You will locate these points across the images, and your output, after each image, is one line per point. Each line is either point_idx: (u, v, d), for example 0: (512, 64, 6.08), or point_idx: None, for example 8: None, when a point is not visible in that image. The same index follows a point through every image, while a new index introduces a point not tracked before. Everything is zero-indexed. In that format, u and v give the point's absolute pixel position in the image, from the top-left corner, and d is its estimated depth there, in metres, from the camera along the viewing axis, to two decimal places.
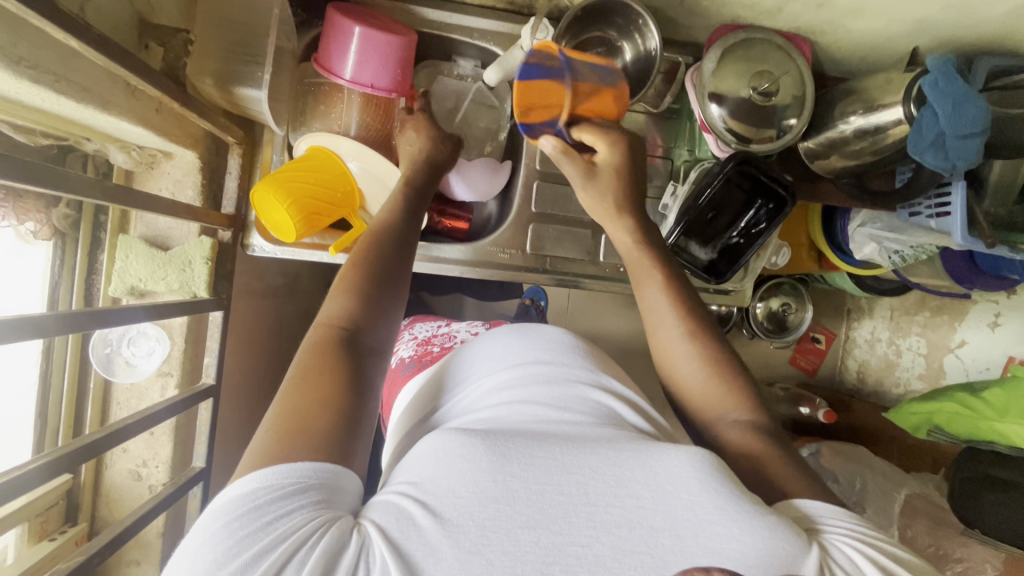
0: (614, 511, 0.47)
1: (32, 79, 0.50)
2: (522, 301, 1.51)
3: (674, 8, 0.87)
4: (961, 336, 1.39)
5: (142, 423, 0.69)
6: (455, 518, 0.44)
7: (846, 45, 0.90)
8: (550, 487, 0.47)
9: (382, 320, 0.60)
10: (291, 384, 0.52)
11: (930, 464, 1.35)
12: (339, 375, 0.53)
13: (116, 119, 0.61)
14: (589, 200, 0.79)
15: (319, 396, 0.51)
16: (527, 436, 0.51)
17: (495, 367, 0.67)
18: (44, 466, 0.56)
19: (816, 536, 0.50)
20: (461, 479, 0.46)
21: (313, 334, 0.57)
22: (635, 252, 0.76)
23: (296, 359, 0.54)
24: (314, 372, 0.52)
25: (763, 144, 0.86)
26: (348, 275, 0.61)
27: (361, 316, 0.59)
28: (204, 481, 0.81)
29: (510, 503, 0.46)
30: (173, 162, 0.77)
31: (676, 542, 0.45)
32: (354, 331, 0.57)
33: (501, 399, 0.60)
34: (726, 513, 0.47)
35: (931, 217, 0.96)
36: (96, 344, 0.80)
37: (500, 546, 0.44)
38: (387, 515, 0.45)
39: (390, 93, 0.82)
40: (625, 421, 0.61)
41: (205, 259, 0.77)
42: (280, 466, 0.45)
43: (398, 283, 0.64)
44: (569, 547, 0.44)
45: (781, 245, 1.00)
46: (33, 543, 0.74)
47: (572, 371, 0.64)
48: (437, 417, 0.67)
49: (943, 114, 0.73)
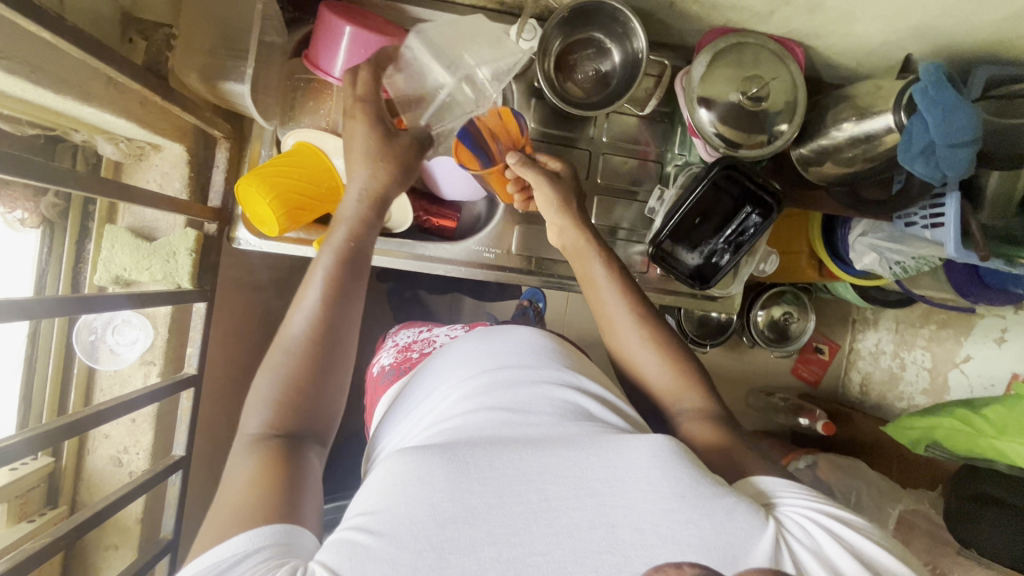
0: (575, 514, 0.49)
1: (7, 69, 0.51)
2: (520, 303, 1.49)
3: (665, 12, 0.86)
4: (967, 352, 1.36)
5: (122, 407, 0.70)
6: (412, 542, 0.46)
7: (841, 51, 0.89)
8: (510, 498, 0.49)
9: (319, 411, 0.61)
10: (217, 505, 0.52)
11: (929, 482, 1.32)
12: (265, 475, 0.53)
13: (97, 110, 0.62)
14: (542, 194, 0.81)
15: (267, 488, 0.52)
16: (487, 446, 0.52)
17: (460, 373, 0.67)
18: (25, 442, 0.57)
19: (770, 513, 0.54)
20: (419, 501, 0.48)
21: (238, 451, 0.57)
22: (582, 251, 0.80)
23: (225, 477, 0.54)
24: (259, 475, 0.53)
25: (753, 150, 0.85)
26: (267, 378, 0.61)
27: (295, 409, 0.60)
28: (184, 470, 0.82)
29: (470, 521, 0.48)
30: (161, 155, 0.78)
31: (637, 536, 0.48)
32: (282, 433, 0.58)
33: (466, 405, 0.61)
34: (687, 500, 0.50)
35: (925, 228, 0.94)
36: (81, 331, 0.81)
37: (461, 566, 0.45)
38: (338, 555, 0.45)
39: (330, 75, 0.82)
40: (594, 416, 0.62)
41: (190, 250, 0.78)
42: (223, 545, 0.46)
43: (331, 359, 0.63)
44: (531, 556, 0.47)
45: (770, 252, 0.99)
46: (12, 524, 0.76)
47: (540, 372, 0.65)
48: (415, 413, 0.69)
49: (932, 122, 0.72)
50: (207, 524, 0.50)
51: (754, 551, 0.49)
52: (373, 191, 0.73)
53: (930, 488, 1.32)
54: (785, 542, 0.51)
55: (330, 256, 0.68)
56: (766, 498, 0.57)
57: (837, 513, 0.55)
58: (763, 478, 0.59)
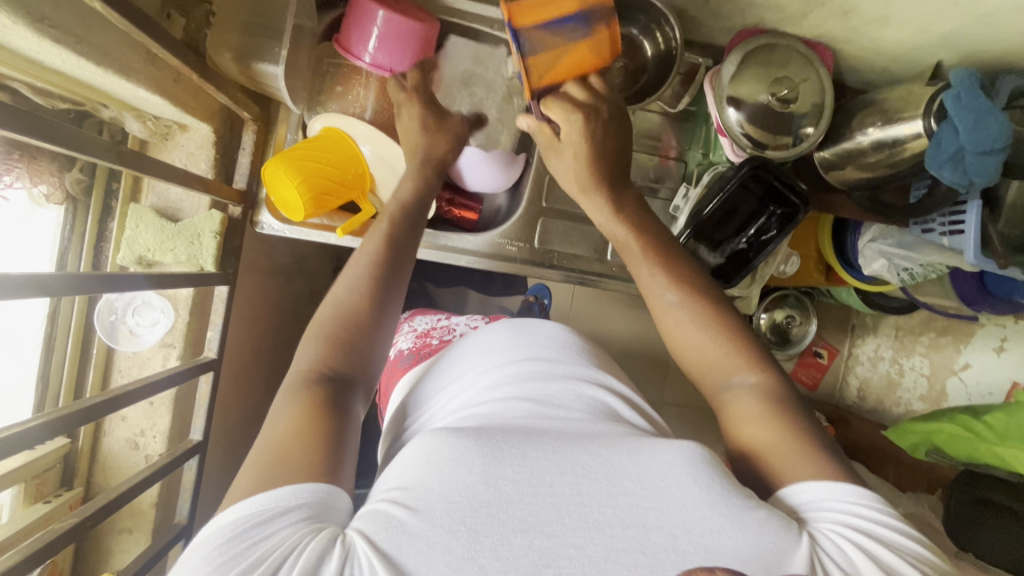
0: (607, 510, 0.48)
1: (55, 39, 0.51)
2: (527, 297, 1.48)
3: (697, 9, 0.86)
4: (965, 359, 1.37)
5: (144, 390, 0.68)
6: (445, 522, 0.45)
7: (868, 55, 0.89)
8: (543, 488, 0.49)
9: (367, 360, 0.62)
10: (259, 448, 0.51)
11: (926, 485, 1.35)
12: (308, 421, 0.53)
13: (135, 86, 0.62)
14: (562, 172, 0.78)
15: (309, 440, 0.51)
16: (521, 434, 0.52)
17: (489, 363, 0.67)
18: (50, 422, 0.56)
19: (808, 533, 0.51)
20: (453, 483, 0.47)
21: (289, 383, 0.57)
22: (616, 226, 0.75)
23: (274, 409, 0.55)
24: (311, 413, 0.54)
25: (779, 151, 0.85)
26: (326, 306, 0.63)
27: (342, 358, 0.60)
28: (201, 455, 0.82)
29: (503, 506, 0.47)
30: (188, 135, 0.77)
31: (669, 540, 0.47)
32: (329, 373, 0.58)
33: (497, 393, 0.61)
34: (718, 509, 0.49)
35: (943, 234, 0.95)
36: (102, 311, 0.80)
37: (493, 551, 0.45)
38: (374, 524, 0.46)
39: (360, 57, 0.80)
40: (620, 415, 0.62)
41: (214, 233, 0.77)
42: (268, 493, 0.46)
43: (386, 309, 0.65)
44: (562, 549, 0.46)
45: (791, 254, 1.00)
46: (28, 504, 0.75)
47: (568, 368, 0.65)
48: (440, 396, 0.69)
49: (963, 128, 0.73)
50: (245, 468, 0.49)
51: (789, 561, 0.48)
52: (408, 201, 0.74)
53: (928, 492, 1.34)
54: (820, 561, 0.48)
55: (386, 224, 0.71)
56: (798, 517, 0.54)
57: (872, 517, 0.52)
58: (795, 491, 0.55)
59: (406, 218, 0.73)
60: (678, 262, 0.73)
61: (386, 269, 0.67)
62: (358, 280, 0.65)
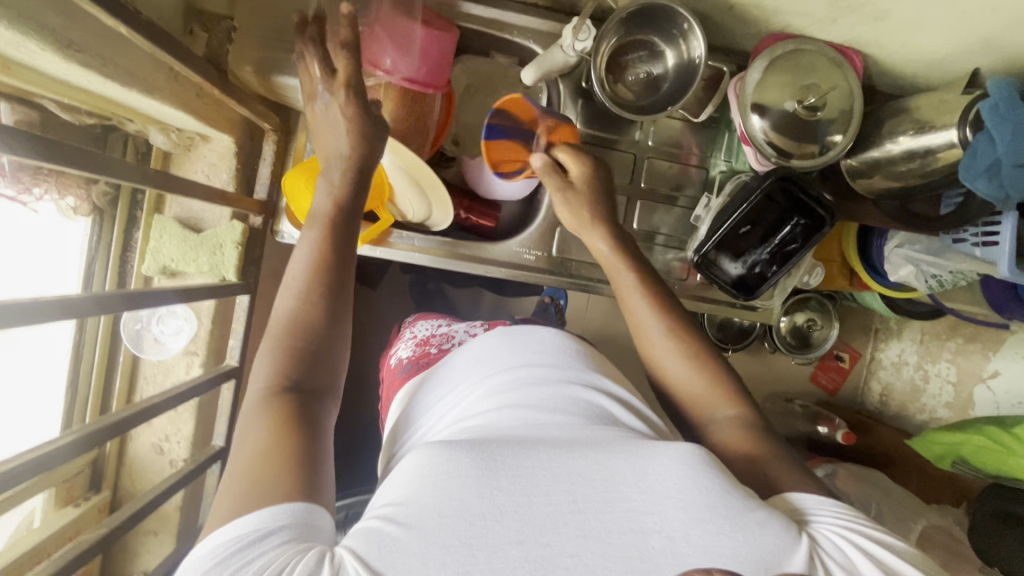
0: (604, 517, 0.48)
1: (82, 63, 0.52)
2: (542, 298, 1.45)
3: (720, 13, 0.84)
4: (996, 366, 1.32)
5: (169, 400, 0.70)
6: (439, 538, 0.45)
7: (900, 59, 0.86)
8: (538, 498, 0.48)
9: (323, 365, 0.59)
10: (232, 469, 0.50)
11: (952, 497, 1.31)
12: (275, 438, 0.52)
13: (160, 103, 0.63)
14: (564, 213, 0.83)
15: (285, 457, 0.50)
16: (515, 444, 0.51)
17: (483, 372, 0.66)
18: (81, 437, 0.57)
19: (805, 530, 0.53)
20: (445, 496, 0.47)
21: (250, 402, 0.55)
22: (617, 258, 0.78)
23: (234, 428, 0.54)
24: (280, 424, 0.53)
25: (803, 160, 0.83)
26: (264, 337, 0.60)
27: (292, 360, 0.58)
28: (223, 460, 0.83)
29: (498, 518, 0.47)
30: (210, 146, 0.78)
31: (667, 544, 0.47)
32: (283, 390, 0.56)
33: (491, 404, 0.60)
34: (718, 512, 0.49)
35: (976, 245, 0.92)
36: (127, 320, 0.83)
37: (489, 564, 0.45)
38: (365, 543, 0.45)
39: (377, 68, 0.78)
40: (618, 421, 0.61)
41: (236, 243, 0.79)
42: (243, 521, 0.45)
43: (337, 312, 0.62)
44: (558, 558, 0.46)
45: (815, 264, 0.98)
46: (59, 507, 0.78)
47: (560, 371, 0.64)
48: (438, 404, 0.69)
49: (1002, 140, 0.70)
50: (222, 494, 0.49)
51: (787, 561, 0.49)
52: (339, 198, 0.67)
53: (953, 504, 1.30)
54: (822, 563, 0.50)
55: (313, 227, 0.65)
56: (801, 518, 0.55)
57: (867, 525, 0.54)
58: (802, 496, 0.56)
59: (339, 220, 0.66)
60: (665, 296, 0.75)
61: (328, 273, 0.63)
62: (300, 294, 0.61)
